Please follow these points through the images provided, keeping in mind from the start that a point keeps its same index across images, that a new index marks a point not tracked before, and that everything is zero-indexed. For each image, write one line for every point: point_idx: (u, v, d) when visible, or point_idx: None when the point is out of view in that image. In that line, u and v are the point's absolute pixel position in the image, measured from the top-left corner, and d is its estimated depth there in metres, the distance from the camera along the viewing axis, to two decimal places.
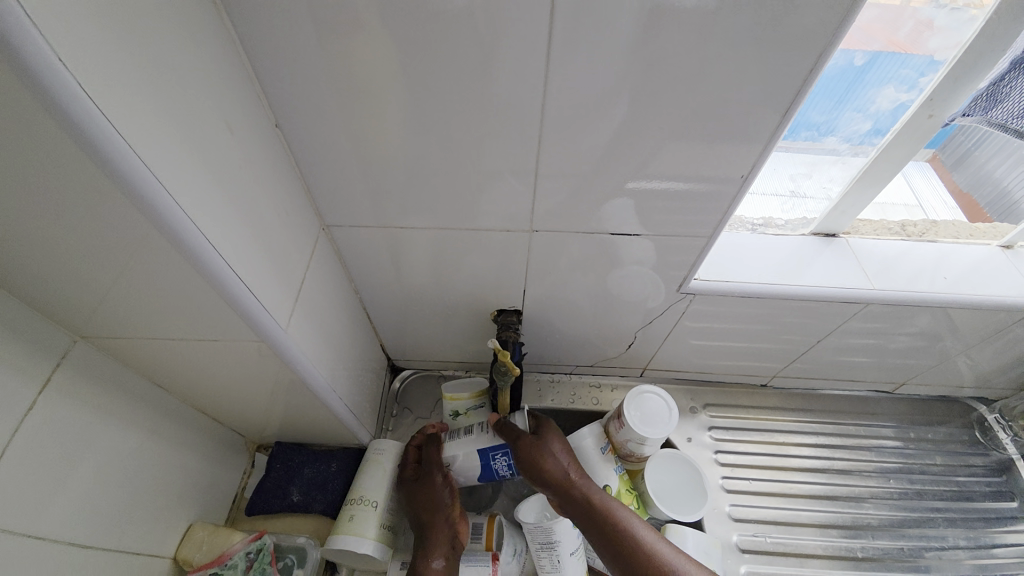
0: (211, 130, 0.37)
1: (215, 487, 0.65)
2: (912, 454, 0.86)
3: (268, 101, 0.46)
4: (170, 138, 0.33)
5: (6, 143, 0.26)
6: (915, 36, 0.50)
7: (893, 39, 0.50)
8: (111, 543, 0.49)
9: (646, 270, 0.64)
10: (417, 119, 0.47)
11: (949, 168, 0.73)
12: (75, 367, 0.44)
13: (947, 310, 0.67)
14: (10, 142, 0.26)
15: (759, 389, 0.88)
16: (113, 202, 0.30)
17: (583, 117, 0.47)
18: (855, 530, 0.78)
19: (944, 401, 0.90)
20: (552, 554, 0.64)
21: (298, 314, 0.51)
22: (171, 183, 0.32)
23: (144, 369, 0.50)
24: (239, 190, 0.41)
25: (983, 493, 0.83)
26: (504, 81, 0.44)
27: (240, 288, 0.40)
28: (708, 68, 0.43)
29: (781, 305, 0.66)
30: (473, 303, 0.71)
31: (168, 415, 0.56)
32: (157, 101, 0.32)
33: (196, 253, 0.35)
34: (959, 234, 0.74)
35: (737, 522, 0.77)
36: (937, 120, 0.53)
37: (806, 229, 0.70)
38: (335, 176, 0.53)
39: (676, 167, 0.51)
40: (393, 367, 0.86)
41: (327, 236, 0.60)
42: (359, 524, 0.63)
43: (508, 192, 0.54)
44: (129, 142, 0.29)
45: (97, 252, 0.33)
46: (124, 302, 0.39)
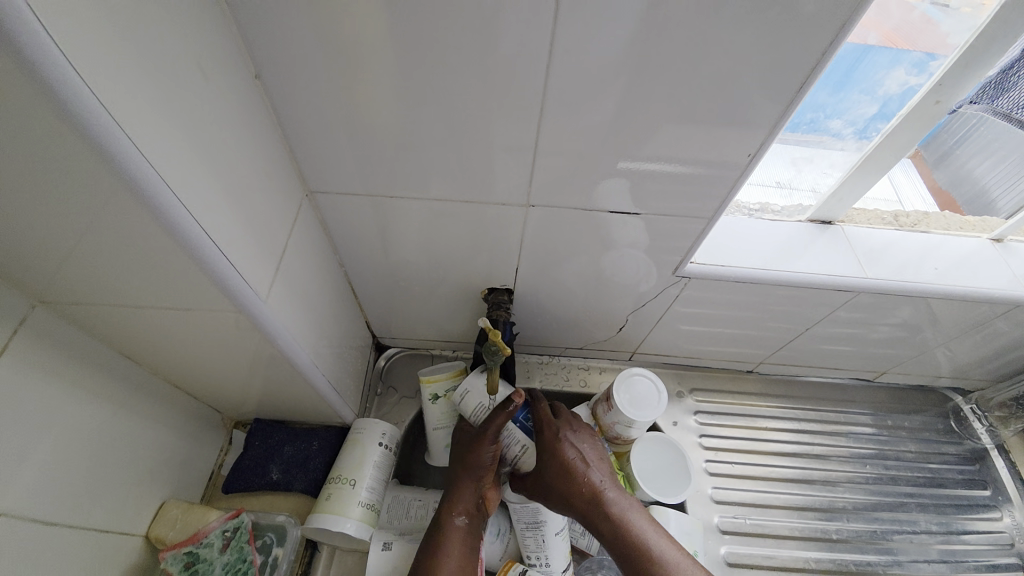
0: (183, 77, 0.34)
1: (190, 463, 0.63)
2: (886, 441, 0.88)
3: (246, 50, 0.42)
4: (133, 79, 0.29)
5: None
6: (909, 31, 0.50)
7: (888, 31, 0.50)
8: (77, 521, 0.47)
9: (640, 253, 0.63)
10: (409, 80, 0.44)
11: (930, 164, 0.74)
12: (34, 334, 0.41)
13: (928, 301, 0.68)
14: None
15: (745, 375, 0.89)
16: (70, 151, 0.27)
17: (587, 86, 0.44)
18: (832, 514, 0.81)
19: (921, 390, 0.92)
20: (537, 533, 0.64)
21: (280, 286, 0.48)
22: (137, 130, 0.29)
23: (110, 338, 0.47)
24: (213, 147, 0.37)
25: (956, 481, 0.86)
26: (505, 42, 0.41)
27: (215, 253, 0.37)
28: (721, 38, 0.41)
29: (774, 291, 0.66)
30: (463, 281, 0.68)
31: (138, 389, 0.53)
32: (118, 34, 0.28)
33: (166, 213, 0.32)
34: (950, 227, 0.74)
35: (718, 504, 0.78)
36: (944, 107, 0.52)
37: (802, 216, 0.70)
38: (322, 140, 0.50)
39: (682, 145, 0.49)
40: (378, 344, 0.84)
41: (310, 203, 0.56)
42: (339, 502, 0.62)
43: (504, 165, 0.52)
44: (85, 79, 0.26)
45: (53, 206, 0.30)
46: (86, 264, 0.36)
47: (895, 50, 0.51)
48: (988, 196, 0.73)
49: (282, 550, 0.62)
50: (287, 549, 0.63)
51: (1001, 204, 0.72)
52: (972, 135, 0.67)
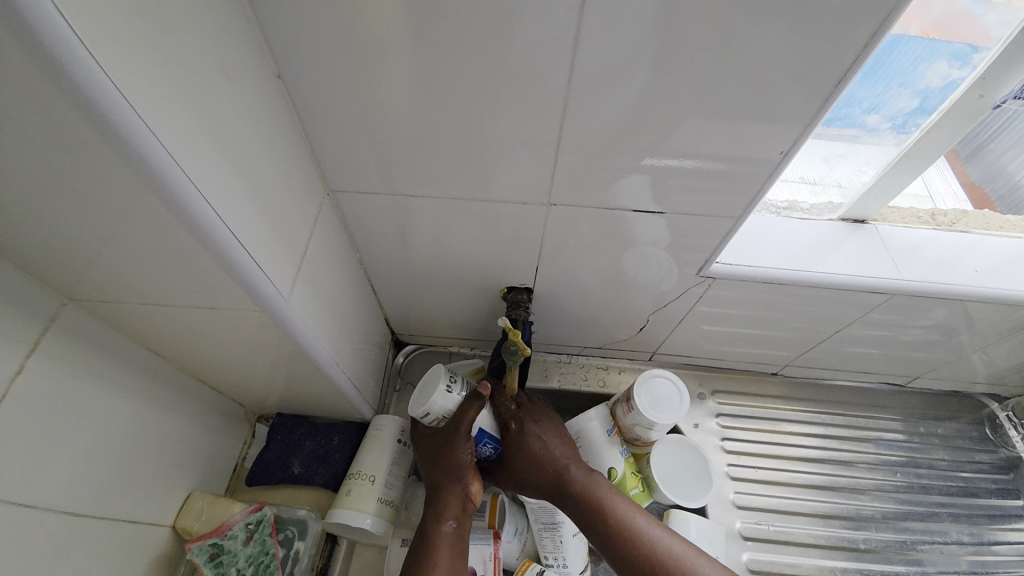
0: (209, 80, 0.34)
1: (214, 456, 0.64)
2: (917, 448, 0.85)
3: (270, 51, 0.42)
4: (162, 84, 0.30)
5: None
6: (946, 23, 0.48)
7: (928, 24, 0.49)
8: (108, 511, 0.48)
9: (661, 253, 0.61)
10: (429, 79, 0.44)
11: (962, 159, 0.73)
12: (67, 331, 0.42)
13: (965, 304, 0.64)
14: None
15: (768, 377, 0.87)
16: (100, 155, 0.27)
17: (611, 83, 0.43)
18: (859, 522, 0.78)
19: (955, 396, 0.89)
20: (555, 534, 0.64)
21: (301, 285, 0.48)
22: (165, 134, 0.30)
23: (138, 335, 0.48)
24: (239, 149, 0.38)
25: (990, 490, 0.83)
26: (527, 39, 0.40)
27: (240, 253, 0.37)
28: (753, 33, 0.39)
29: (802, 292, 0.64)
30: (482, 280, 0.68)
31: (166, 383, 0.54)
32: (146, 38, 0.28)
33: (193, 216, 0.32)
34: (990, 226, 0.71)
35: (740, 509, 0.77)
36: (988, 101, 0.50)
37: (832, 214, 0.67)
38: (342, 139, 0.50)
39: (708, 142, 0.48)
40: (397, 341, 0.85)
41: (332, 202, 0.57)
42: (360, 498, 0.63)
43: (524, 163, 0.51)
44: (116, 84, 0.26)
45: (83, 208, 0.31)
46: (115, 263, 0.36)
47: (937, 42, 0.49)
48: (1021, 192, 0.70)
49: (303, 544, 0.63)
50: (308, 543, 0.63)
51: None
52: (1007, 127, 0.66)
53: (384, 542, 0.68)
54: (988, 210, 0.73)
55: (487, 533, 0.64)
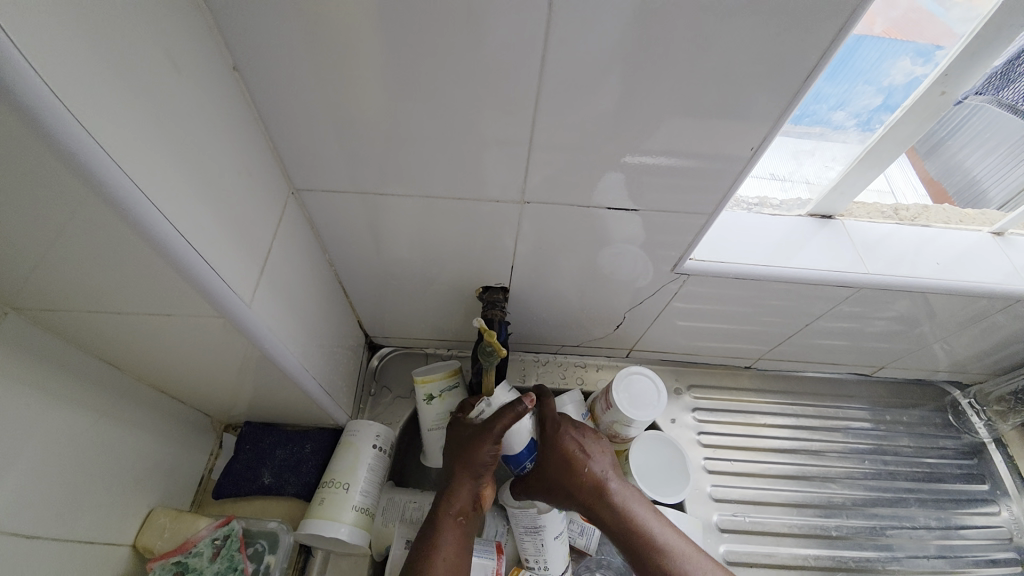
0: (156, 75, 0.32)
1: (178, 470, 0.61)
2: (884, 436, 0.88)
3: (227, 45, 0.40)
4: (102, 78, 0.27)
5: None
6: (909, 25, 0.50)
7: (890, 26, 0.50)
8: (60, 534, 0.45)
9: (636, 250, 0.61)
10: (397, 75, 0.42)
11: (922, 156, 0.73)
12: (7, 343, 0.39)
13: (926, 296, 0.67)
14: None
15: (742, 371, 0.88)
16: (33, 154, 0.25)
17: (583, 81, 0.43)
18: (831, 510, 0.80)
19: (919, 384, 0.92)
20: (536, 538, 0.63)
21: (266, 289, 0.46)
22: (107, 133, 0.28)
23: (89, 345, 0.45)
24: (192, 148, 0.36)
25: (955, 476, 0.86)
26: (497, 35, 0.40)
27: (196, 257, 0.35)
28: (722, 31, 0.39)
29: (773, 287, 0.65)
30: (457, 280, 0.67)
31: (122, 395, 0.51)
32: (83, 27, 0.26)
33: (142, 219, 0.30)
34: (949, 220, 0.74)
35: (717, 502, 0.78)
36: (950, 98, 0.51)
37: (801, 210, 0.69)
38: (306, 136, 0.48)
39: (680, 140, 0.48)
40: (371, 344, 0.83)
41: (298, 202, 0.55)
42: (332, 507, 0.61)
43: (498, 161, 0.50)
44: (46, 76, 0.24)
45: (16, 212, 0.28)
46: (57, 271, 0.34)
47: (900, 43, 0.51)
48: (980, 186, 0.74)
49: (273, 558, 0.60)
50: (279, 557, 0.60)
51: (992, 194, 0.74)
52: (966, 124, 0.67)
53: (364, 551, 0.65)
54: (948, 204, 0.76)
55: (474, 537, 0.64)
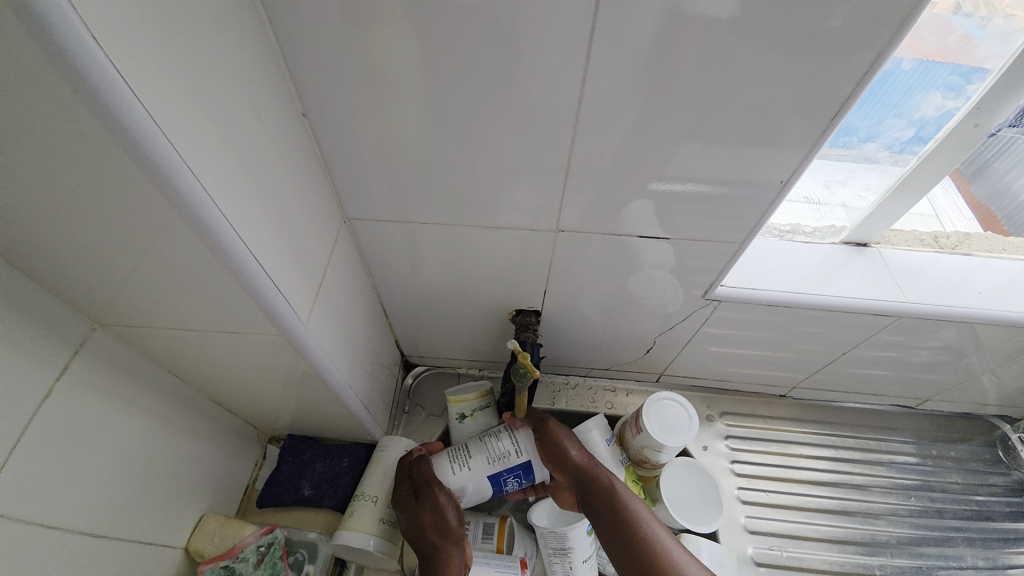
0: (241, 119, 0.37)
1: (226, 478, 0.65)
2: (931, 472, 0.84)
3: (295, 90, 0.45)
4: (200, 125, 0.32)
5: (45, 128, 0.25)
6: (955, 50, 0.49)
7: (934, 51, 0.50)
8: (123, 532, 0.49)
9: (667, 275, 0.62)
10: (442, 114, 0.46)
11: (967, 179, 0.73)
12: (94, 354, 0.44)
13: (974, 326, 0.65)
14: (49, 127, 0.25)
15: (776, 399, 0.86)
16: (143, 190, 0.29)
17: (616, 116, 0.45)
18: (874, 548, 0.77)
19: (967, 418, 0.88)
20: (565, 560, 0.64)
21: (319, 309, 0.50)
22: (201, 172, 0.32)
23: (160, 358, 0.50)
24: (265, 182, 0.40)
25: (1003, 513, 0.81)
26: (535, 77, 0.43)
27: (262, 279, 0.39)
28: (749, 70, 0.41)
29: (808, 314, 0.65)
30: (491, 302, 0.70)
31: (183, 405, 0.56)
32: (188, 85, 0.31)
33: (223, 245, 0.34)
34: (994, 248, 0.72)
35: (752, 534, 0.76)
36: (983, 130, 0.51)
37: (834, 237, 0.69)
38: (358, 169, 0.52)
39: (710, 170, 0.50)
40: (406, 363, 0.86)
41: (348, 229, 0.59)
42: (365, 520, 0.63)
43: (533, 191, 0.53)
44: (161, 127, 0.28)
45: (119, 237, 0.33)
46: (145, 290, 0.38)
47: (942, 67, 0.51)
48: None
49: (313, 567, 0.64)
50: (318, 566, 0.64)
51: None
52: (1011, 149, 0.66)
53: (394, 567, 0.66)
54: (991, 231, 0.74)
55: (514, 560, 0.64)
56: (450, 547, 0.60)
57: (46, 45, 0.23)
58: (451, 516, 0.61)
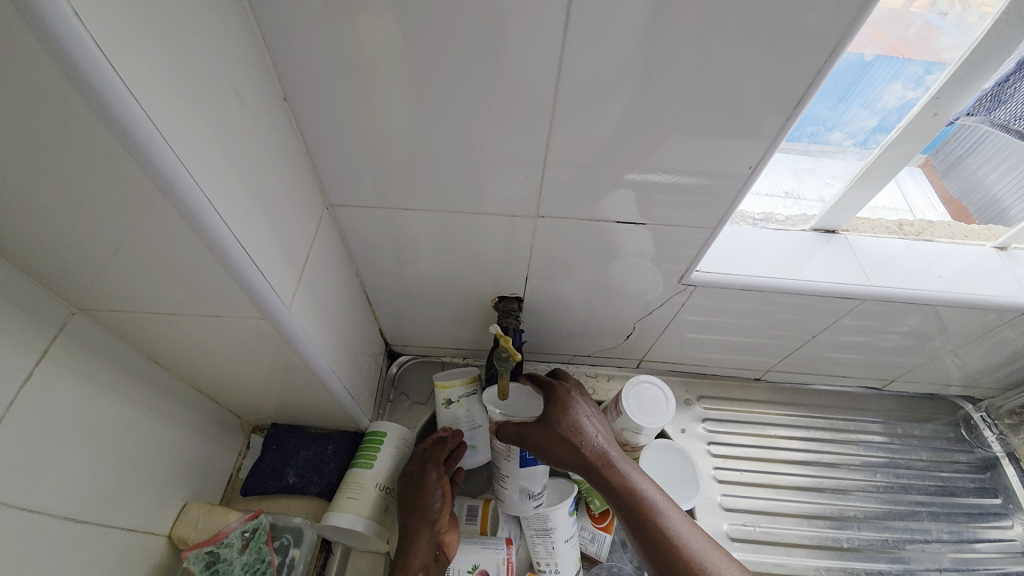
0: (221, 101, 0.37)
1: (209, 466, 0.65)
2: (898, 450, 0.88)
3: (274, 74, 0.45)
4: (181, 105, 0.32)
5: (27, 106, 0.26)
6: (919, 40, 0.51)
7: (899, 41, 0.51)
8: (106, 519, 0.49)
9: (646, 262, 0.64)
10: (424, 100, 0.47)
11: (940, 174, 0.75)
12: (72, 339, 0.44)
13: (937, 309, 0.68)
14: (30, 105, 0.26)
15: (752, 383, 0.89)
16: (124, 169, 0.29)
17: (594, 104, 0.46)
18: (842, 522, 0.81)
19: (932, 399, 0.92)
20: (548, 540, 0.65)
21: (302, 295, 0.50)
22: (185, 154, 0.32)
23: (140, 344, 0.49)
24: (246, 165, 0.40)
25: (967, 489, 0.86)
26: (514, 64, 0.44)
27: (246, 262, 0.39)
28: (721, 59, 0.43)
29: (780, 299, 0.67)
30: (474, 290, 0.70)
31: (165, 393, 0.56)
32: (168, 63, 0.31)
33: (206, 228, 0.34)
34: (955, 235, 0.75)
35: (727, 512, 0.79)
36: (942, 119, 0.54)
37: (806, 225, 0.71)
38: (340, 155, 0.52)
39: (686, 158, 0.51)
40: (390, 351, 0.86)
41: (330, 216, 0.59)
42: (356, 503, 0.64)
43: (514, 178, 0.54)
44: (143, 106, 0.28)
45: (99, 219, 0.33)
46: (125, 274, 0.38)
47: (905, 59, 0.52)
48: (999, 205, 0.73)
49: (298, 552, 0.64)
50: (303, 551, 0.64)
51: (1014, 213, 0.72)
52: (984, 142, 0.69)
53: (381, 548, 0.68)
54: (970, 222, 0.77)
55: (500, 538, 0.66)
56: (421, 528, 0.62)
57: (27, 23, 0.23)
58: (432, 499, 0.64)
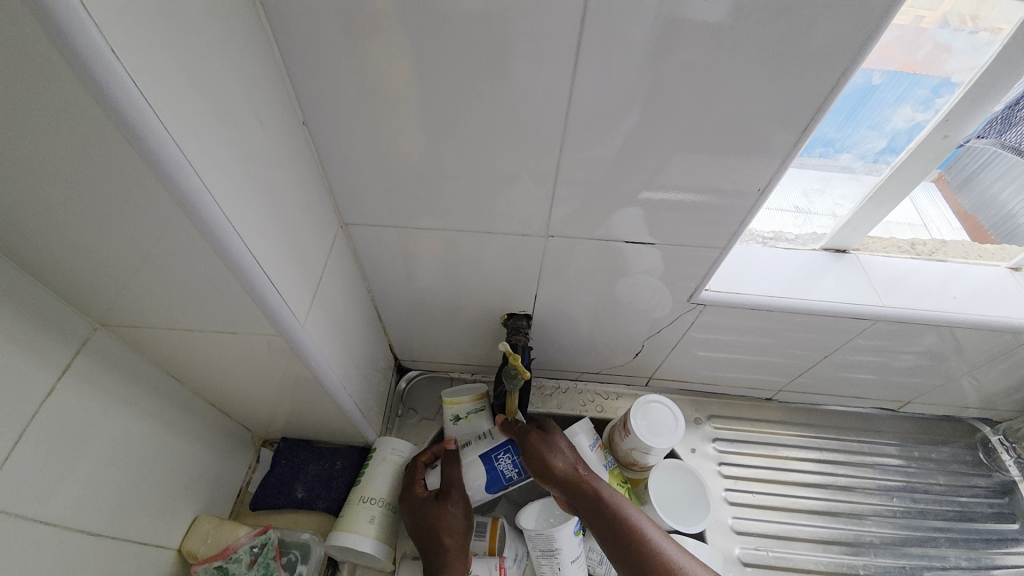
0: (244, 124, 0.38)
1: (219, 480, 0.66)
2: (914, 473, 0.86)
3: (295, 99, 0.47)
4: (206, 132, 0.33)
5: (66, 135, 0.27)
6: (932, 58, 0.51)
7: (909, 61, 0.52)
8: (118, 531, 0.50)
9: (655, 280, 0.64)
10: (437, 123, 0.48)
11: (955, 189, 0.74)
12: (94, 354, 0.45)
13: (953, 330, 0.67)
14: (69, 133, 0.27)
15: (763, 403, 0.88)
16: (152, 193, 0.31)
17: (603, 126, 0.47)
18: (857, 547, 0.79)
19: (948, 421, 0.90)
20: (552, 561, 0.64)
21: (316, 311, 0.51)
22: (209, 178, 0.33)
23: (157, 358, 0.51)
24: (266, 187, 0.41)
25: (986, 514, 0.83)
26: (525, 89, 0.45)
27: (264, 282, 0.40)
28: (727, 84, 0.44)
29: (791, 318, 0.67)
30: (483, 306, 0.71)
31: (179, 407, 0.56)
32: (195, 91, 0.32)
33: (228, 249, 0.36)
34: (969, 255, 0.74)
35: (739, 534, 0.77)
36: (951, 141, 0.54)
37: (816, 244, 0.71)
38: (355, 176, 0.54)
39: (694, 179, 0.52)
40: (399, 367, 0.87)
41: (344, 234, 0.60)
42: (365, 523, 0.64)
43: (524, 197, 0.55)
44: (171, 133, 0.30)
45: (127, 241, 0.34)
46: (146, 292, 0.40)
47: (917, 79, 0.53)
48: (1014, 221, 0.72)
49: (305, 568, 0.65)
50: (310, 567, 0.65)
51: None
52: (995, 160, 0.68)
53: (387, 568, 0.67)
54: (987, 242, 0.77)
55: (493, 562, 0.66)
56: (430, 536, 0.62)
57: (69, 60, 0.24)
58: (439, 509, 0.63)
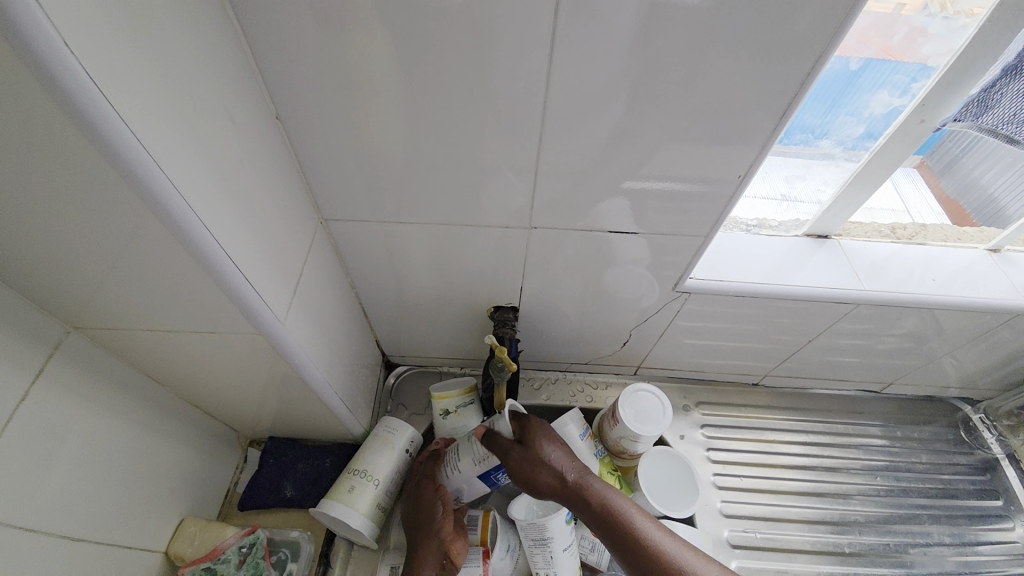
0: (211, 119, 0.37)
1: (205, 481, 0.65)
2: (898, 453, 0.88)
3: (267, 92, 0.45)
4: (172, 128, 0.32)
5: (20, 134, 0.26)
6: (908, 43, 0.51)
7: (887, 45, 0.52)
8: (102, 536, 0.49)
9: (640, 270, 0.64)
10: (414, 115, 0.47)
11: (936, 173, 0.75)
12: (67, 358, 0.44)
13: (933, 313, 0.68)
14: (23, 133, 0.26)
15: (751, 388, 0.89)
16: (118, 193, 0.30)
17: (583, 115, 0.47)
18: (843, 527, 0.80)
19: (930, 401, 0.92)
20: (545, 550, 0.65)
21: (297, 309, 0.51)
22: (177, 176, 0.32)
23: (135, 361, 0.50)
24: (239, 183, 0.40)
25: (968, 491, 0.85)
26: (502, 77, 0.44)
27: (240, 280, 0.39)
28: (706, 70, 0.43)
29: (775, 304, 0.67)
30: (469, 299, 0.71)
31: (160, 409, 0.56)
32: (159, 86, 0.31)
33: (201, 248, 0.35)
34: (948, 238, 0.75)
35: (728, 518, 0.79)
36: (929, 125, 0.54)
37: (799, 230, 0.72)
38: (333, 170, 0.53)
39: (676, 167, 0.52)
40: (388, 362, 0.86)
41: (325, 230, 0.60)
42: (350, 494, 0.64)
43: (506, 189, 0.54)
44: (134, 131, 0.29)
45: (93, 241, 0.33)
46: (118, 294, 0.39)
47: (893, 66, 0.53)
48: (996, 205, 0.72)
49: (296, 565, 0.65)
50: (300, 564, 0.65)
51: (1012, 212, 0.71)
52: (975, 145, 0.68)
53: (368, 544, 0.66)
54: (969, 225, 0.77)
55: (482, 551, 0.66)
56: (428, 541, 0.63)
57: (19, 55, 0.23)
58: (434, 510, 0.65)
